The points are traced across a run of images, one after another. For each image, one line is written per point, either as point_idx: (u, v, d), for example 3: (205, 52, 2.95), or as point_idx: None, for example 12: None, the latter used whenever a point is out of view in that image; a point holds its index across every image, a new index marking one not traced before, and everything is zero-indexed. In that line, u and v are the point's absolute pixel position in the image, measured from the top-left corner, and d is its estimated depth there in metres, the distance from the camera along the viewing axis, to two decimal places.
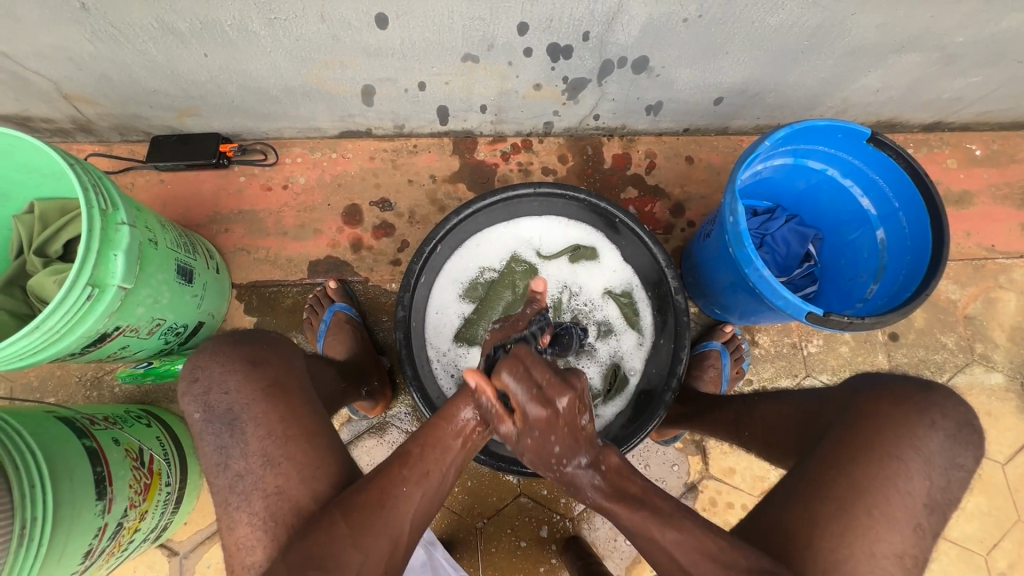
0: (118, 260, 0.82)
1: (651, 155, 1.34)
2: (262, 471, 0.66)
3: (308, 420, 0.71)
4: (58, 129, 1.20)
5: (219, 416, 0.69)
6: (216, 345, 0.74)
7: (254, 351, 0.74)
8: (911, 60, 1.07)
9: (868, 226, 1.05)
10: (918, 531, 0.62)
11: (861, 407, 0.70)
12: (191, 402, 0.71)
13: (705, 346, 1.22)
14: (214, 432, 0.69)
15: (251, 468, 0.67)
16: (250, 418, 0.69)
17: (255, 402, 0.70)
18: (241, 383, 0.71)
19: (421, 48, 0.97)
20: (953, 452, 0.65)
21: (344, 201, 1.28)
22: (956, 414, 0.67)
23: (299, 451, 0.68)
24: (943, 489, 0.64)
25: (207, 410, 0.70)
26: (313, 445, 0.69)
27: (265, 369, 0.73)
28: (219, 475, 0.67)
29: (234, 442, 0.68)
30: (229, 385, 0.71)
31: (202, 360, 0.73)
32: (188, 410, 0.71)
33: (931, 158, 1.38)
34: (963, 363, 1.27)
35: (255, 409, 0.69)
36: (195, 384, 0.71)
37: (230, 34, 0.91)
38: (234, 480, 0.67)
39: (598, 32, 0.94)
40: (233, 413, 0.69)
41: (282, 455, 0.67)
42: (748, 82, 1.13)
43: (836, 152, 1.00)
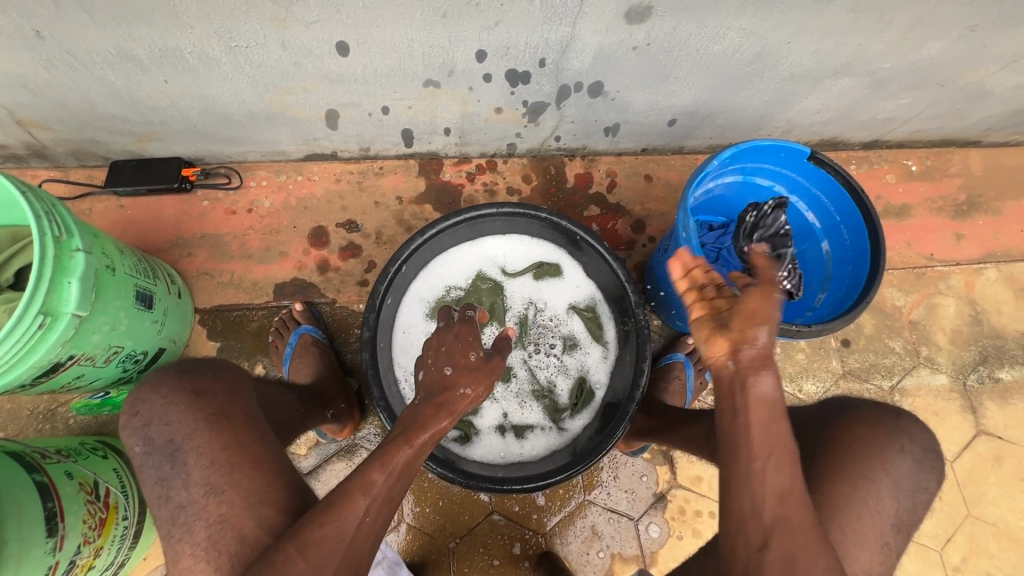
0: (72, 287, 0.81)
1: (612, 174, 1.39)
2: (204, 500, 0.66)
3: (255, 447, 0.71)
4: (11, 155, 1.18)
5: (159, 448, 0.70)
6: (159, 377, 0.74)
7: (197, 383, 0.75)
8: (845, 84, 1.15)
9: (814, 239, 1.11)
10: (886, 550, 0.71)
11: (837, 428, 0.77)
12: (133, 436, 0.72)
13: (669, 358, 1.26)
14: (154, 465, 0.69)
15: (192, 498, 0.67)
16: (192, 448, 0.69)
17: (198, 432, 0.70)
18: (183, 414, 0.71)
19: (383, 74, 1.00)
20: (919, 476, 0.74)
21: (310, 223, 1.28)
22: (921, 439, 0.76)
23: (243, 477, 0.67)
24: (909, 510, 0.73)
25: (147, 442, 0.71)
26: (260, 471, 0.69)
27: (210, 399, 0.73)
28: (161, 507, 0.68)
29: (175, 474, 0.68)
30: (171, 416, 0.71)
31: (144, 392, 0.74)
32: (128, 443, 0.72)
33: (872, 173, 1.47)
34: (910, 366, 1.34)
35: (198, 439, 0.70)
36: (136, 418, 0.72)
37: (190, 61, 0.91)
38: (175, 511, 0.67)
39: (554, 58, 0.98)
40: (174, 444, 0.69)
41: (226, 483, 0.67)
42: (698, 105, 1.19)
43: (781, 170, 1.07)
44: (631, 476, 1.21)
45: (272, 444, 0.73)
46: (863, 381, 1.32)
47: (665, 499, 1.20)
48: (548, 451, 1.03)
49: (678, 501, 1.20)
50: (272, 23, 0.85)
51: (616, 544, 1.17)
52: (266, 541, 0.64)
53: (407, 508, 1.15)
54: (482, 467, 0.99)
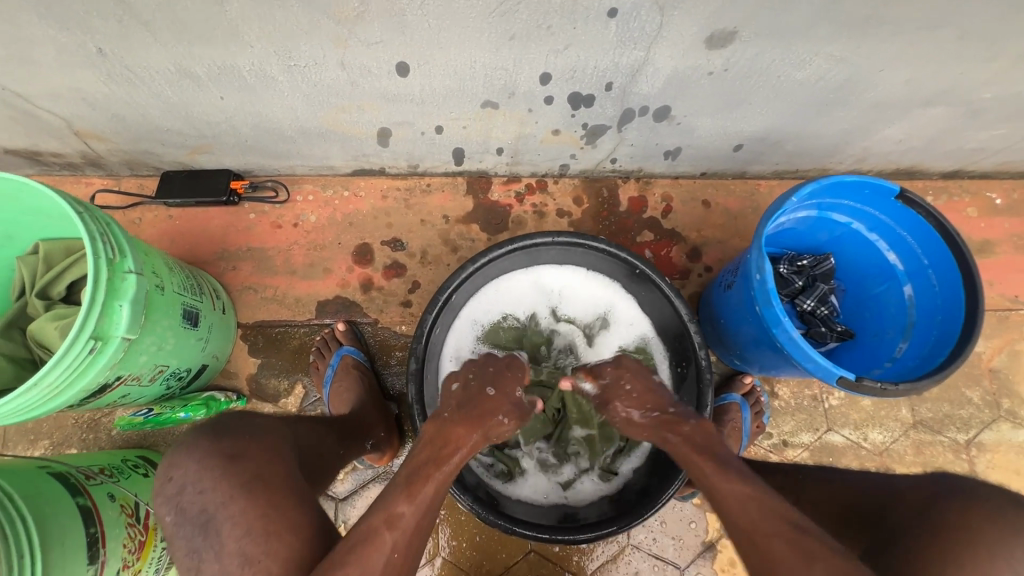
0: (123, 311, 0.79)
1: (667, 199, 1.33)
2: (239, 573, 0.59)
3: (297, 515, 0.64)
4: (68, 163, 1.18)
5: (191, 518, 0.64)
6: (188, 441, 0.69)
7: (235, 443, 0.70)
8: (936, 113, 1.06)
9: (895, 281, 1.02)
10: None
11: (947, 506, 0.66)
12: (163, 504, 0.66)
13: (725, 398, 1.17)
14: (185, 536, 0.63)
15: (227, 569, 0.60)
16: (226, 517, 0.62)
17: (233, 500, 0.64)
18: (218, 480, 0.65)
19: (441, 94, 0.95)
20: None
21: (355, 239, 1.25)
22: None
23: (281, 546, 0.60)
24: None
25: (178, 513, 0.65)
26: (299, 538, 0.62)
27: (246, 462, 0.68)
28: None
29: (207, 545, 0.62)
30: (203, 483, 0.65)
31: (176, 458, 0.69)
32: (159, 513, 0.66)
33: (951, 206, 1.36)
34: (989, 419, 1.23)
35: (233, 506, 0.63)
36: (169, 484, 0.67)
37: (247, 78, 0.89)
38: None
39: (621, 82, 0.93)
40: (206, 513, 0.63)
41: (262, 552, 0.60)
42: (769, 131, 1.11)
43: (863, 207, 0.98)
44: (679, 522, 1.14)
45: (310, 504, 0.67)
46: (936, 433, 1.22)
47: (714, 549, 1.13)
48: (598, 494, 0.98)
49: (729, 552, 1.12)
50: (334, 44, 0.81)
51: None
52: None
53: (444, 542, 1.11)
54: (530, 511, 0.94)
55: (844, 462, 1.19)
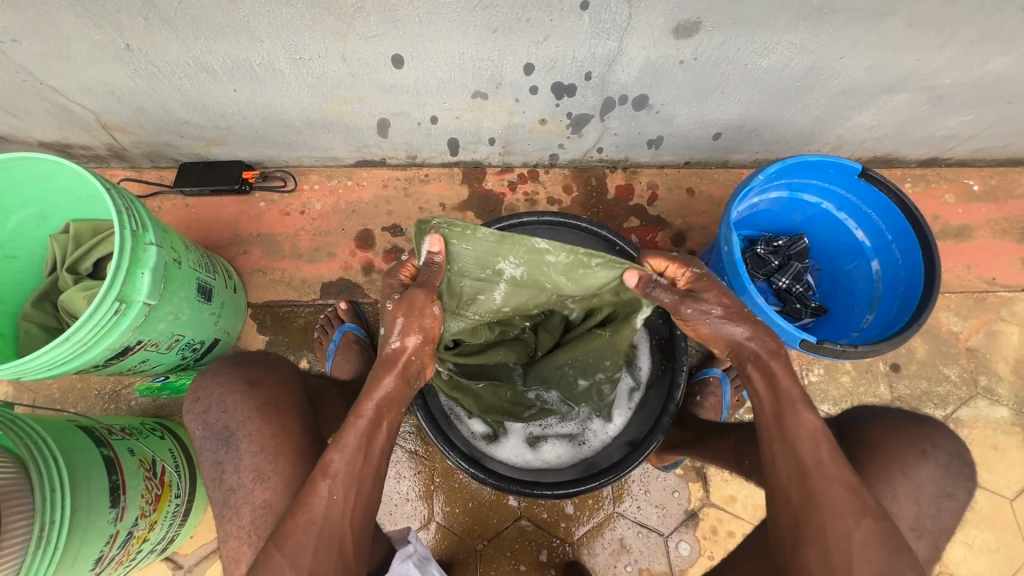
0: (144, 277, 0.88)
1: (653, 187, 1.40)
2: (252, 485, 0.76)
3: (300, 439, 0.80)
4: (95, 155, 1.29)
5: (216, 432, 0.79)
6: (219, 367, 0.84)
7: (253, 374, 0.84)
8: (902, 100, 1.12)
9: (863, 258, 1.08)
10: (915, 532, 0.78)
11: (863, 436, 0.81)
12: (194, 419, 0.81)
13: (706, 372, 1.23)
14: (211, 448, 0.79)
15: (243, 481, 0.76)
16: (244, 436, 0.78)
17: (250, 421, 0.79)
18: (238, 402, 0.80)
19: (434, 85, 1.04)
20: (943, 482, 0.78)
21: (358, 226, 1.34)
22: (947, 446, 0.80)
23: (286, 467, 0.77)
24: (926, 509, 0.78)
25: (205, 428, 0.80)
26: (299, 462, 0.78)
27: (262, 390, 0.83)
28: (216, 488, 0.78)
29: (229, 459, 0.77)
30: (227, 404, 0.81)
31: (204, 381, 0.84)
32: (189, 426, 0.81)
33: (929, 192, 1.41)
34: (967, 396, 1.27)
35: (249, 427, 0.79)
36: (197, 403, 0.82)
37: (258, 71, 0.98)
38: (226, 493, 0.77)
39: (599, 72, 1.00)
40: (230, 430, 0.79)
41: (272, 471, 0.76)
42: (745, 119, 1.18)
43: (830, 187, 1.05)
44: (662, 491, 1.19)
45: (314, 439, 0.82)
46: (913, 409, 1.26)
47: (696, 517, 1.18)
48: (580, 457, 1.03)
49: (710, 520, 1.17)
50: (335, 38, 0.90)
51: (644, 559, 1.16)
52: None
53: (438, 507, 1.17)
54: (515, 471, 1.01)
55: None
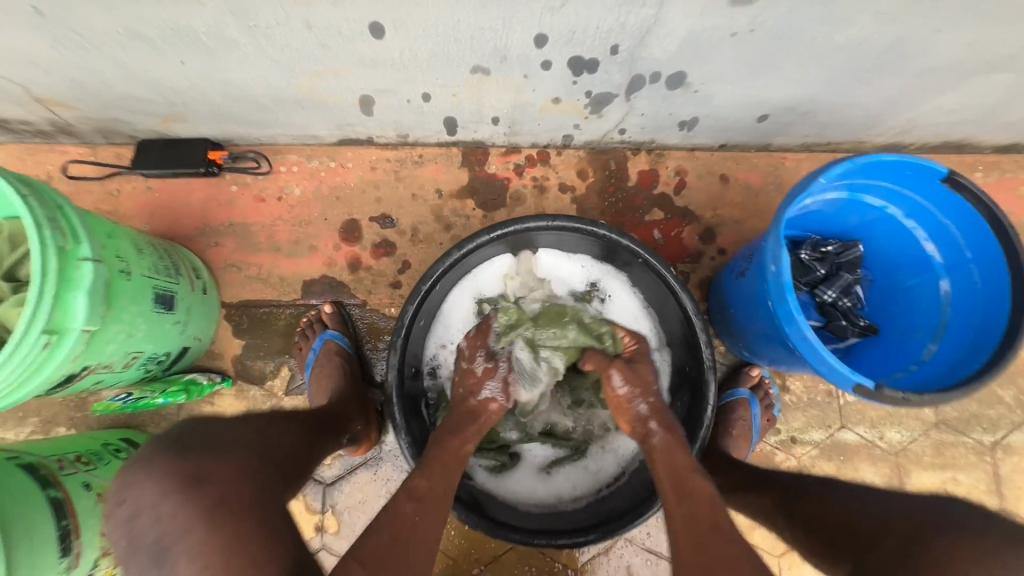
0: (79, 301, 0.74)
1: (681, 172, 1.21)
2: None
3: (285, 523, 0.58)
4: (38, 131, 1.11)
5: (144, 548, 0.52)
6: (157, 450, 0.58)
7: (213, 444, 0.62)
8: (999, 81, 0.91)
9: (930, 274, 0.91)
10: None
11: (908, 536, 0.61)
12: (114, 529, 0.54)
13: (732, 394, 1.11)
14: (138, 568, 0.52)
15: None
16: (183, 551, 0.51)
17: (192, 530, 0.52)
18: (177, 508, 0.53)
19: (425, 59, 0.85)
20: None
21: (343, 215, 1.18)
22: None
23: None
24: None
25: (133, 538, 0.53)
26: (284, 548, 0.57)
27: (206, 488, 0.55)
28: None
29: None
30: (162, 510, 0.53)
31: (129, 474, 0.55)
32: (112, 538, 0.54)
33: (1003, 184, 1.21)
34: (1021, 420, 1.14)
35: (191, 537, 0.52)
36: (121, 507, 0.54)
37: (206, 41, 0.80)
38: None
39: (629, 46, 0.80)
40: (162, 542, 0.52)
41: None
42: (800, 100, 0.98)
43: (901, 190, 0.86)
44: None
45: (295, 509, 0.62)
46: (959, 434, 1.13)
47: None
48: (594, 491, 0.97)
49: None
50: (294, 2, 0.71)
51: None
52: None
53: None
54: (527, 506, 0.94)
55: (855, 462, 1.12)
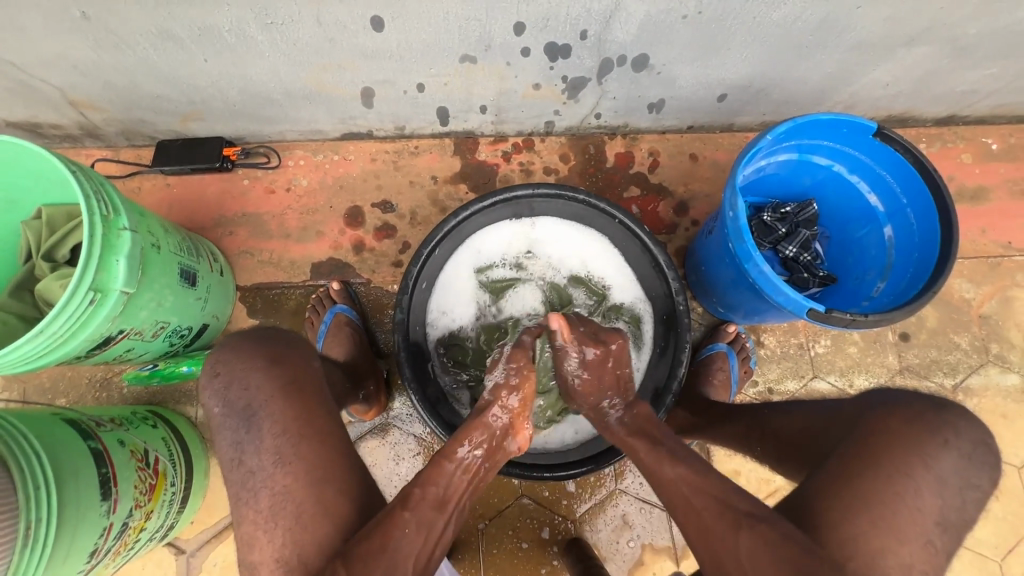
0: (120, 264, 0.83)
1: (654, 153, 1.33)
2: (272, 469, 0.65)
3: (323, 421, 0.70)
4: (67, 134, 1.22)
5: (237, 411, 0.69)
6: (240, 341, 0.74)
7: (275, 350, 0.74)
8: (921, 53, 1.04)
9: (876, 223, 1.02)
10: (929, 548, 0.59)
11: (870, 422, 0.67)
12: (212, 397, 0.71)
13: (712, 348, 1.19)
14: (231, 427, 0.68)
15: (263, 464, 0.66)
16: (266, 415, 0.68)
17: (272, 400, 0.69)
18: (261, 381, 0.70)
19: (419, 50, 0.97)
20: (968, 473, 0.62)
21: (346, 202, 1.28)
22: (971, 432, 0.64)
23: (310, 450, 0.66)
24: (958, 510, 0.61)
25: (226, 405, 0.70)
26: (324, 444, 0.68)
27: (285, 367, 0.72)
28: (233, 470, 0.67)
29: (249, 439, 0.67)
30: (250, 382, 0.70)
31: (225, 355, 0.73)
32: (207, 404, 0.71)
33: (944, 153, 1.34)
34: (977, 363, 1.24)
35: (272, 406, 0.69)
36: (217, 379, 0.72)
37: (228, 39, 0.91)
38: (245, 476, 0.66)
39: (596, 30, 0.93)
40: (251, 409, 0.69)
41: (294, 455, 0.66)
42: (752, 78, 1.11)
43: (842, 148, 0.98)
44: None
45: (336, 416, 0.72)
46: (922, 378, 1.23)
47: None
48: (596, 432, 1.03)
49: None
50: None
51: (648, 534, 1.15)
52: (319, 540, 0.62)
53: None
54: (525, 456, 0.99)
55: None
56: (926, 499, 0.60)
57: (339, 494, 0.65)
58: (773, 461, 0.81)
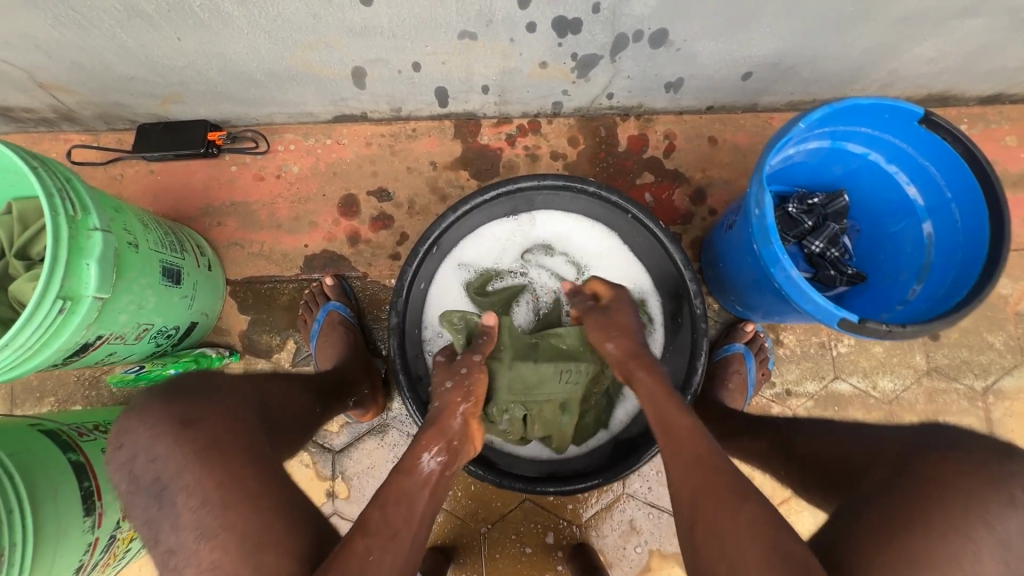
0: (91, 269, 0.77)
1: (670, 136, 1.23)
2: (195, 546, 0.54)
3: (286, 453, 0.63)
4: (42, 118, 1.14)
5: (143, 487, 0.58)
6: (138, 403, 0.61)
7: (187, 407, 0.61)
8: (974, 26, 0.93)
9: (914, 218, 0.93)
10: None
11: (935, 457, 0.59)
12: (116, 471, 0.60)
13: (727, 348, 1.13)
14: (141, 503, 0.57)
15: (184, 542, 0.55)
16: (180, 488, 0.56)
17: (186, 467, 0.57)
18: (171, 446, 0.58)
19: (413, 26, 0.87)
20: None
21: (340, 190, 1.20)
22: None
23: (239, 521, 0.55)
24: None
25: (133, 481, 0.59)
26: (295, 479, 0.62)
27: (202, 426, 0.60)
28: (149, 549, 0.57)
29: (162, 516, 0.56)
30: (156, 450, 0.59)
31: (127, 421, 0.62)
32: (113, 479, 0.60)
33: (987, 135, 1.23)
34: (1011, 364, 1.16)
35: (187, 476, 0.57)
36: (118, 451, 0.60)
37: (201, 15, 0.82)
38: (166, 555, 0.56)
39: (610, 2, 0.83)
40: (161, 483, 0.57)
41: (220, 526, 0.55)
42: (781, 55, 1.00)
43: (881, 135, 0.88)
44: None
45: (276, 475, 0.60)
46: (950, 380, 1.16)
47: None
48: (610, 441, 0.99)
49: None
50: None
51: (656, 539, 1.11)
52: None
53: None
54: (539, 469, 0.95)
55: (849, 411, 1.15)
56: None
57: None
58: (796, 483, 0.76)
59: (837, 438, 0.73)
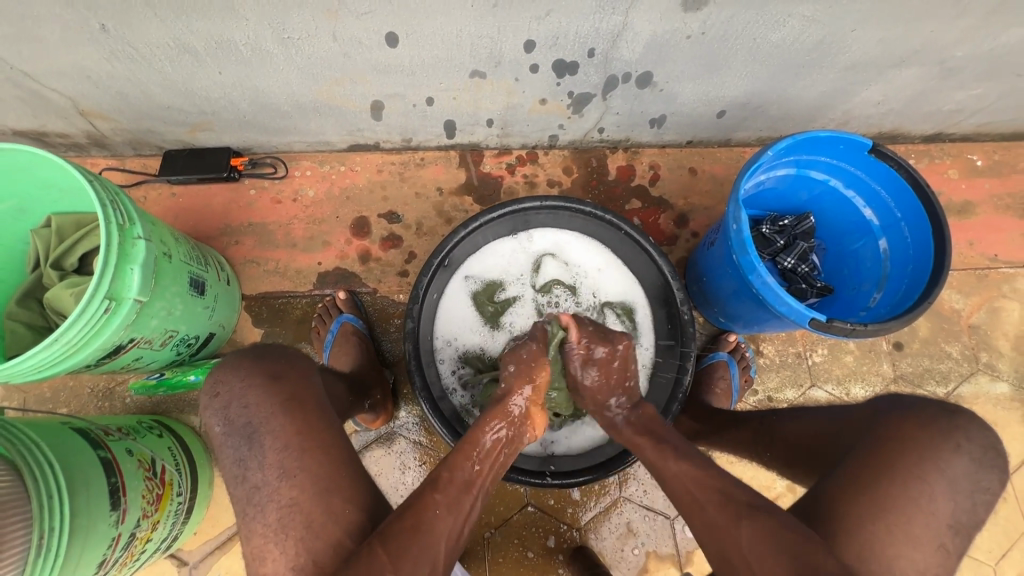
0: (134, 273, 0.84)
1: (655, 167, 1.36)
2: (277, 483, 0.64)
3: (326, 434, 0.69)
4: (73, 144, 1.22)
5: (238, 429, 0.68)
6: (237, 359, 0.73)
7: (276, 367, 0.73)
8: (912, 74, 1.09)
9: (871, 236, 1.06)
10: (943, 552, 0.61)
11: (885, 426, 0.69)
12: (213, 415, 0.70)
13: (712, 357, 1.22)
14: (233, 445, 0.67)
15: (268, 479, 0.65)
16: (269, 431, 0.67)
17: (274, 415, 0.68)
18: (260, 397, 0.69)
19: (430, 65, 0.99)
20: (978, 476, 0.64)
21: (353, 213, 1.29)
22: (981, 437, 0.66)
23: (316, 463, 0.66)
24: (970, 511, 0.63)
25: (227, 423, 0.69)
26: (333, 456, 0.67)
27: (285, 385, 0.72)
28: (238, 485, 0.66)
29: (253, 455, 0.66)
30: (249, 399, 0.69)
31: (224, 374, 0.72)
32: (209, 423, 0.70)
33: (932, 168, 1.39)
34: (968, 372, 1.28)
35: (273, 423, 0.68)
36: (217, 399, 0.71)
37: (244, 52, 0.93)
38: (252, 491, 0.65)
39: (603, 49, 0.96)
40: (252, 426, 0.68)
41: (299, 468, 0.65)
42: (751, 96, 1.15)
43: (838, 163, 1.02)
44: None
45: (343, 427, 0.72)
46: (915, 386, 1.26)
47: None
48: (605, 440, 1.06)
49: None
50: (324, 15, 0.85)
51: (652, 541, 1.16)
52: (342, 546, 0.62)
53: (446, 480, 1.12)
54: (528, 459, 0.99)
55: None
56: (939, 498, 0.62)
57: (347, 502, 0.65)
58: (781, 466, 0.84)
59: (817, 422, 0.82)
